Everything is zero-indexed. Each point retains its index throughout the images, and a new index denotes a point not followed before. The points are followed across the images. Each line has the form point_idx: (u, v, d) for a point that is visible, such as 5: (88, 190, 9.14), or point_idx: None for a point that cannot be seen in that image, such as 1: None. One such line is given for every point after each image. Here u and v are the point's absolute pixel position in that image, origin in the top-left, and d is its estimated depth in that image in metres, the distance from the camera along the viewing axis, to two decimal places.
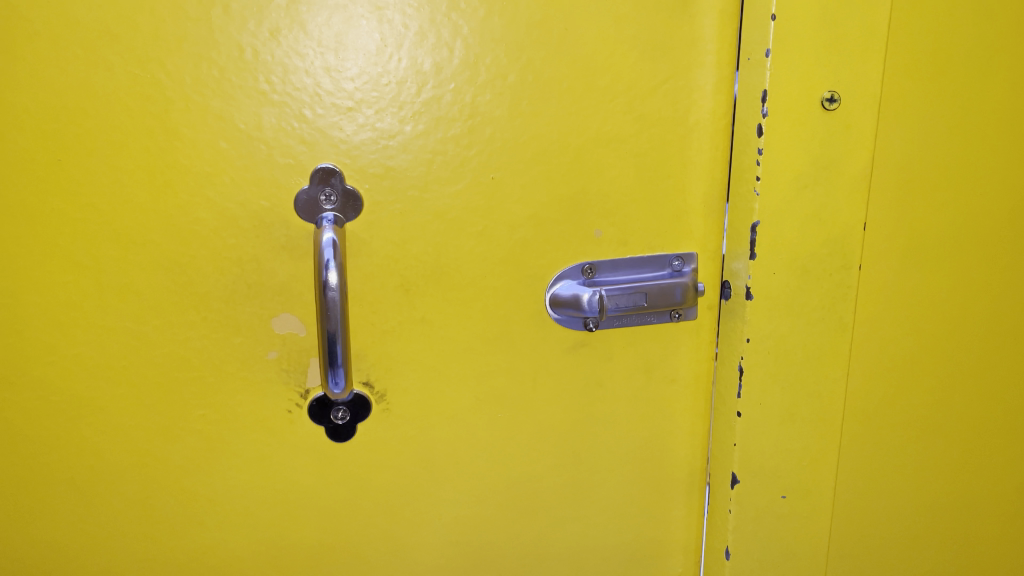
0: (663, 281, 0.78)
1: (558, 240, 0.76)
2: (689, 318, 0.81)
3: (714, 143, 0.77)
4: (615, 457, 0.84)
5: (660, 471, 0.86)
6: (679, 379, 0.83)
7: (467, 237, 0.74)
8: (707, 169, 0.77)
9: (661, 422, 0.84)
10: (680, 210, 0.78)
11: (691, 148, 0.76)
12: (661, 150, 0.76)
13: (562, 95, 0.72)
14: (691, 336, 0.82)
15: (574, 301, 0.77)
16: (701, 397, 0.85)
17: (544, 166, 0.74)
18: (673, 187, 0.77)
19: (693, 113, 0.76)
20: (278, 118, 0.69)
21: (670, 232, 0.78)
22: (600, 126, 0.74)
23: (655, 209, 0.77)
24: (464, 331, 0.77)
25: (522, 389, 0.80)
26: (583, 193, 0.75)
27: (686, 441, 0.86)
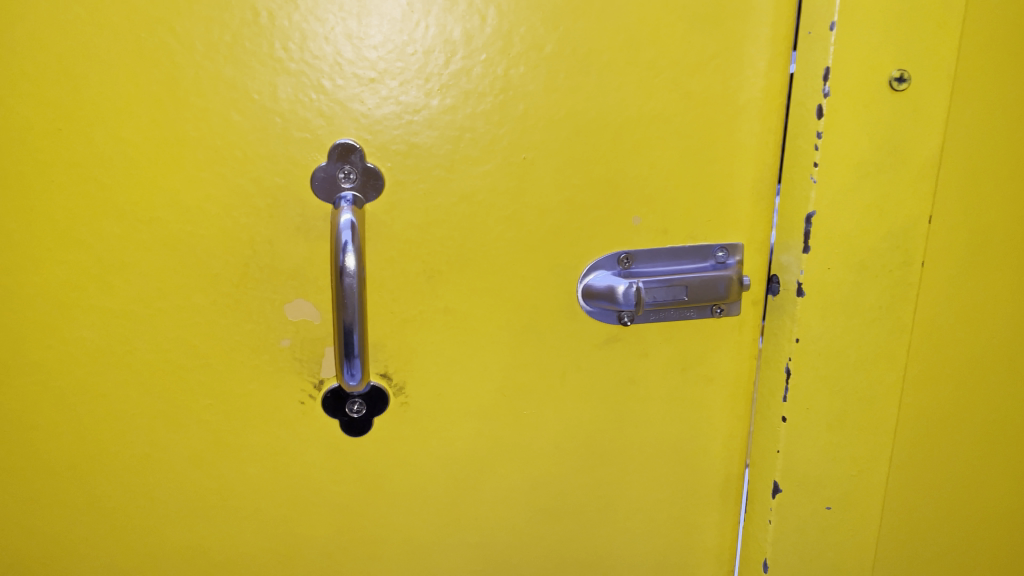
0: (706, 274, 0.72)
1: (593, 227, 0.71)
2: (733, 314, 0.75)
3: (766, 126, 0.71)
4: (646, 460, 0.79)
5: (694, 475, 0.81)
6: (718, 379, 0.77)
7: (497, 222, 0.69)
8: (758, 154, 0.71)
9: (697, 424, 0.79)
10: (726, 198, 0.72)
11: (740, 130, 0.70)
12: (708, 132, 0.70)
13: (602, 70, 0.67)
14: (734, 333, 0.76)
15: (609, 293, 0.71)
16: (741, 398, 0.79)
17: (580, 146, 0.68)
18: (719, 172, 0.71)
19: (744, 92, 0.69)
20: (295, 88, 0.63)
21: (715, 221, 0.72)
22: (643, 103, 0.68)
23: (699, 195, 0.71)
24: (490, 323, 0.72)
25: (550, 386, 0.75)
26: (622, 177, 0.70)
27: (723, 445, 0.80)
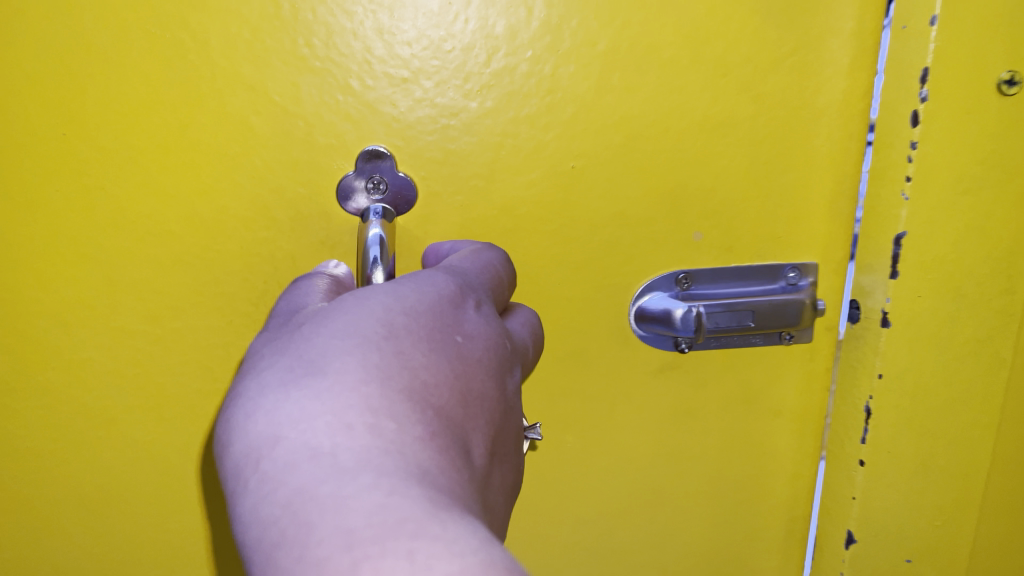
0: (774, 297, 0.65)
1: (650, 243, 0.64)
2: (803, 341, 0.67)
3: (848, 132, 0.62)
4: (701, 499, 0.72)
5: (756, 514, 0.73)
6: (784, 412, 0.70)
7: (542, 238, 0.63)
8: (838, 163, 0.63)
9: (760, 460, 0.71)
10: (800, 212, 0.64)
11: (818, 137, 0.62)
12: (780, 139, 0.62)
13: (662, 69, 0.59)
14: (803, 361, 0.68)
15: (665, 318, 0.63)
16: (810, 433, 0.71)
17: (635, 154, 0.61)
18: (793, 184, 0.63)
19: (823, 94, 0.61)
20: (319, 89, 0.57)
21: (786, 238, 0.65)
22: (708, 106, 0.61)
23: (769, 210, 0.64)
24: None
25: (596, 417, 0.68)
26: (681, 188, 0.62)
27: (788, 484, 0.73)
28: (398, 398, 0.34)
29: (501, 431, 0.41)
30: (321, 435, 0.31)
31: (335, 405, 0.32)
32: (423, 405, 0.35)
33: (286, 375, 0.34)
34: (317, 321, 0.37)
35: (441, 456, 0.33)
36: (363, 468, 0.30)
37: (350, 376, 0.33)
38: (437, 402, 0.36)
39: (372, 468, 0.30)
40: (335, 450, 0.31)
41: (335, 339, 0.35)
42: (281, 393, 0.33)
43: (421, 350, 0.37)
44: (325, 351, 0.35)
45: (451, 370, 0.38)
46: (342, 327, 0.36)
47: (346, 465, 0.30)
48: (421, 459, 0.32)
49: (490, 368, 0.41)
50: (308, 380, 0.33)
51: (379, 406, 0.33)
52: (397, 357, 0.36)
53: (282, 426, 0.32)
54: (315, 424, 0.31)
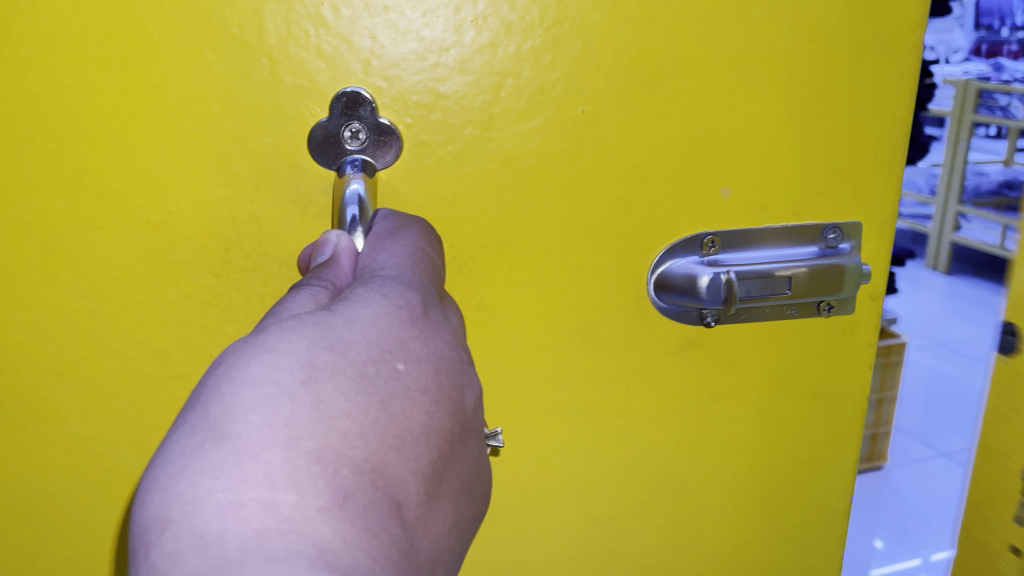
0: (813, 262, 0.57)
1: (671, 201, 0.55)
2: (844, 312, 0.60)
3: (894, 68, 0.55)
4: (729, 492, 0.64)
5: (787, 508, 0.65)
6: (819, 392, 0.62)
7: (547, 197, 0.54)
8: (882, 107, 0.56)
9: (793, 448, 0.63)
10: (840, 163, 0.56)
11: (862, 74, 0.54)
12: (821, 77, 0.54)
13: None
14: (840, 332, 0.61)
15: (690, 286, 0.56)
16: (847, 414, 0.64)
17: (655, 96, 0.53)
18: (834, 130, 0.55)
19: (868, 24, 0.53)
20: (287, 20, 0.49)
21: (824, 193, 0.57)
22: (740, 38, 0.52)
23: (806, 162, 0.56)
24: (538, 326, 0.56)
25: (610, 402, 0.59)
26: (708, 137, 0.54)
27: (821, 475, 0.65)
28: (310, 461, 0.30)
29: (448, 456, 0.38)
30: (209, 519, 0.28)
31: (232, 475, 0.29)
32: (341, 464, 0.31)
33: (186, 435, 0.30)
34: (229, 360, 0.33)
35: (358, 524, 0.30)
36: (253, 558, 0.27)
37: (252, 443, 0.30)
38: (364, 456, 0.33)
39: (264, 555, 0.27)
40: (223, 536, 0.28)
41: (244, 392, 0.31)
42: (179, 459, 0.29)
43: (344, 393, 0.33)
44: (232, 407, 0.31)
45: (380, 411, 0.34)
46: (255, 375, 0.32)
47: (233, 558, 0.27)
48: (327, 540, 0.29)
49: (431, 394, 0.38)
50: (208, 447, 0.29)
51: (284, 473, 0.30)
52: (311, 410, 0.32)
53: (171, 505, 0.28)
54: (206, 505, 0.28)
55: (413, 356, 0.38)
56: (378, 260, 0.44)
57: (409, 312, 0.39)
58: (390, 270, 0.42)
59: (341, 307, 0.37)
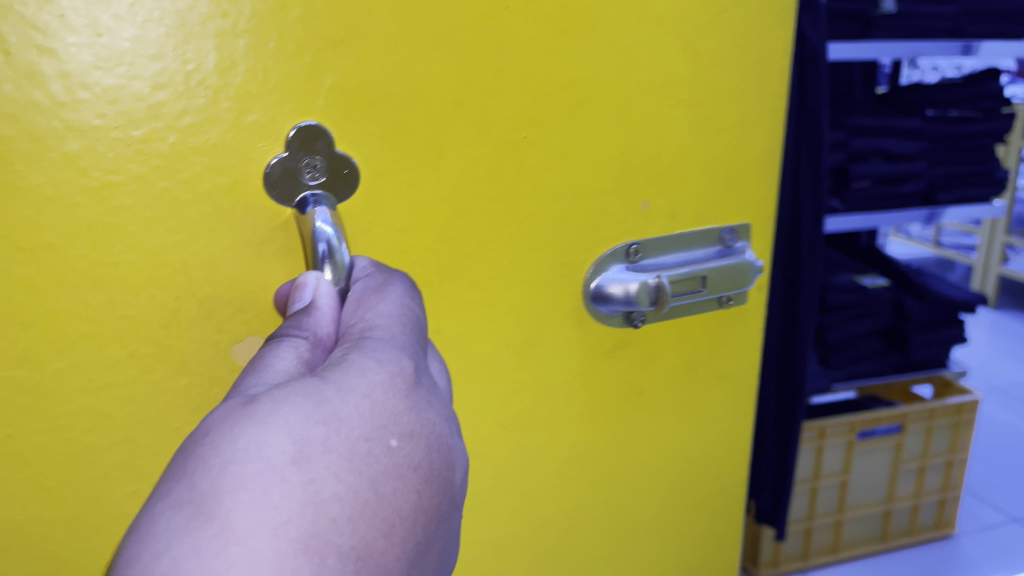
0: (719, 261, 0.64)
1: (601, 215, 0.60)
2: (741, 302, 0.68)
3: (773, 93, 0.64)
4: (653, 476, 0.70)
5: (699, 483, 0.72)
6: (722, 376, 0.70)
7: (495, 221, 0.56)
8: (761, 124, 0.64)
9: (703, 429, 0.71)
10: (733, 174, 0.64)
11: (747, 97, 0.62)
12: (716, 100, 0.61)
13: (606, 31, 0.56)
14: (737, 321, 0.69)
15: (623, 295, 0.60)
16: (743, 394, 0.72)
17: (583, 121, 0.57)
18: (727, 145, 0.63)
19: (752, 55, 0.61)
20: (246, 57, 0.47)
21: (722, 200, 0.65)
22: (651, 67, 0.58)
23: (706, 173, 0.63)
24: (488, 342, 0.59)
25: (552, 408, 0.63)
26: (628, 155, 0.59)
27: (720, 451, 0.73)
28: (295, 549, 0.28)
29: (437, 542, 0.35)
30: None
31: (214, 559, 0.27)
32: (328, 554, 0.29)
33: (172, 510, 0.28)
34: (219, 429, 0.30)
35: None
36: None
37: (241, 526, 0.28)
38: (352, 544, 0.30)
39: None
40: None
41: (235, 468, 0.29)
42: (161, 537, 0.27)
43: (337, 475, 0.31)
44: (222, 482, 0.29)
45: (372, 492, 0.32)
46: (246, 450, 0.30)
47: None
48: None
49: (424, 473, 0.35)
50: (195, 525, 0.28)
51: (270, 561, 0.28)
52: (303, 492, 0.30)
53: None
54: None
55: (409, 430, 0.35)
56: (364, 320, 0.41)
57: (401, 382, 0.36)
58: (380, 333, 0.39)
59: (332, 374, 0.34)
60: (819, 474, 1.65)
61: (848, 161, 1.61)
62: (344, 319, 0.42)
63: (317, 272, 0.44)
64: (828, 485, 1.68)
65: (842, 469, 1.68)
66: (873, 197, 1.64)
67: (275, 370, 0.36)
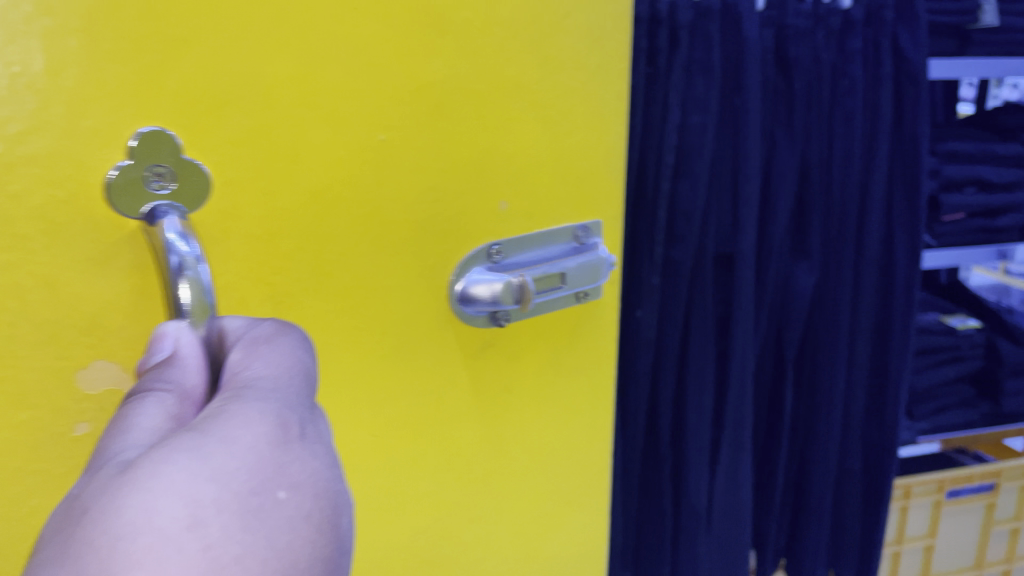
0: (577, 259, 0.67)
1: (461, 216, 0.62)
2: (596, 297, 0.72)
3: (616, 92, 0.68)
4: (535, 478, 0.71)
5: (583, 479, 0.75)
6: (590, 373, 0.73)
7: (362, 227, 0.58)
8: (606, 120, 0.68)
9: (579, 425, 0.73)
10: (586, 173, 0.68)
11: (596, 97, 0.66)
12: (565, 100, 0.64)
13: (452, 31, 0.58)
14: (596, 317, 0.72)
15: (490, 296, 0.62)
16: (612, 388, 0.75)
17: (439, 122, 0.59)
18: (580, 143, 0.66)
19: (595, 57, 0.65)
20: (78, 60, 0.46)
21: (575, 200, 0.68)
22: (502, 69, 0.60)
23: (560, 171, 0.66)
24: (355, 351, 0.60)
25: (426, 411, 0.64)
26: (484, 156, 0.62)
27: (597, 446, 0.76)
28: None
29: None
30: None
31: None
32: None
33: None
34: (94, 506, 0.28)
35: None
36: None
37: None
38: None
39: None
40: None
41: (122, 546, 0.27)
42: None
43: (241, 529, 0.29)
44: (113, 566, 0.26)
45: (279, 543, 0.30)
46: (133, 522, 0.27)
47: None
48: None
49: (331, 517, 0.33)
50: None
51: None
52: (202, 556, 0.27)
53: None
54: None
55: (306, 472, 0.34)
56: (244, 374, 0.39)
57: (285, 430, 0.34)
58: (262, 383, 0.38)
59: (211, 426, 0.32)
60: (902, 535, 1.82)
61: (939, 192, 1.57)
62: (217, 378, 0.40)
63: (175, 321, 0.42)
64: (911, 547, 1.84)
65: (925, 532, 1.85)
66: (968, 229, 1.59)
67: (148, 431, 0.33)
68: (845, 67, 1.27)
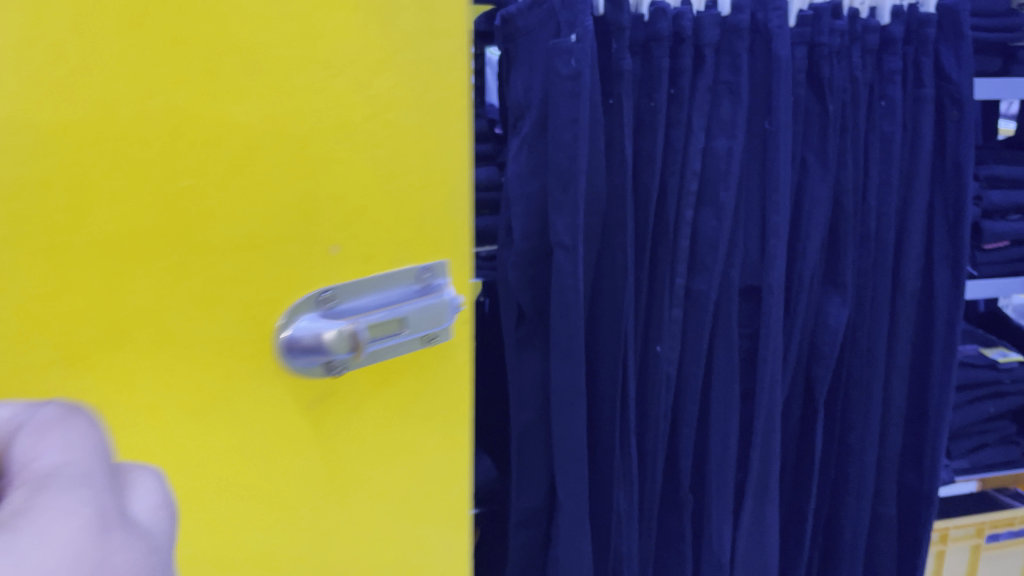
0: (416, 302, 0.66)
1: (287, 263, 0.60)
2: (443, 338, 0.71)
3: (454, 128, 0.68)
4: (383, 521, 0.70)
5: (435, 519, 0.74)
6: (435, 413, 0.72)
7: (171, 279, 0.55)
8: (444, 159, 0.68)
9: (428, 466, 0.72)
10: (426, 213, 0.67)
11: (432, 135, 0.66)
12: (398, 139, 0.64)
13: (269, 69, 0.56)
14: (442, 356, 0.72)
15: (317, 342, 0.60)
16: (462, 425, 0.75)
17: (257, 167, 0.57)
18: (415, 182, 0.66)
19: (432, 93, 0.65)
20: None
21: (414, 241, 0.67)
22: (327, 108, 0.59)
23: (395, 213, 0.65)
24: (163, 416, 0.56)
25: (256, 466, 0.61)
26: (310, 201, 0.60)
27: (448, 486, 0.75)
28: None
29: None
30: None
31: None
32: None
33: None
34: None
35: None
36: None
37: None
38: None
39: None
40: None
41: None
42: None
43: None
44: None
45: None
46: None
47: None
48: None
49: None
50: None
51: None
52: None
53: None
54: None
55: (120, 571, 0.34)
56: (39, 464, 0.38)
57: (99, 523, 0.35)
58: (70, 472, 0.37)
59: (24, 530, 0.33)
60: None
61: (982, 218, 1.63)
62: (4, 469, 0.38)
63: None
64: None
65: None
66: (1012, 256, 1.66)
67: None
68: (882, 90, 1.50)
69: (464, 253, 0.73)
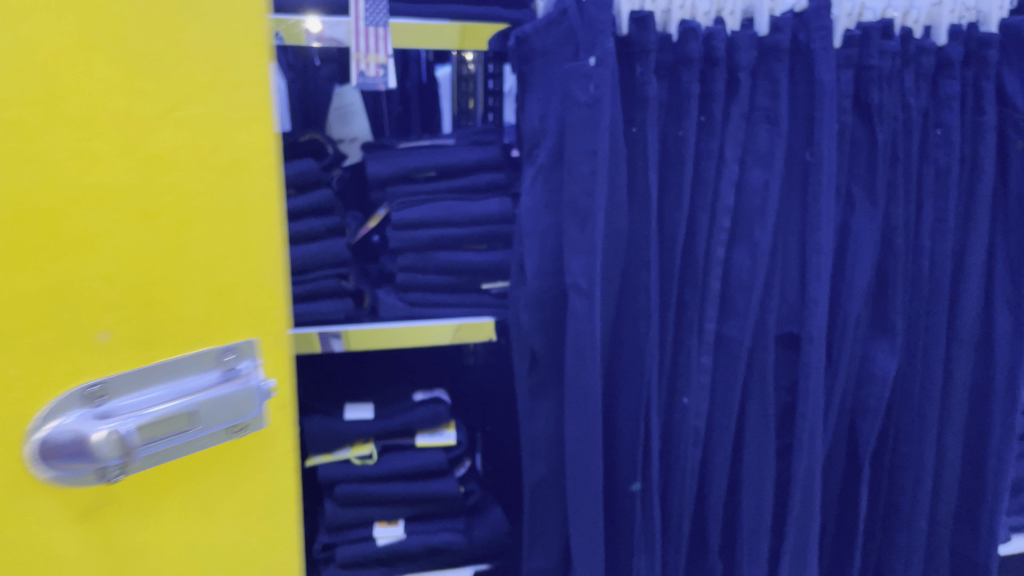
0: (203, 398, 0.97)
1: (36, 377, 0.86)
2: (212, 432, 0.99)
3: (211, 274, 0.99)
4: (180, 558, 1.02)
5: (220, 553, 1.07)
6: (185, 482, 1.01)
7: (15, 353, 0.84)
8: (215, 294, 1.00)
9: (194, 520, 1.03)
10: (167, 330, 0.96)
11: (190, 276, 0.97)
12: (142, 272, 0.92)
13: (29, 217, 0.82)
14: (187, 440, 0.96)
15: (82, 439, 0.87)
16: (225, 488, 1.06)
17: (16, 308, 0.83)
18: (164, 316, 0.95)
19: (147, 225, 0.92)
20: None
21: (193, 351, 0.99)
22: (57, 234, 0.84)
23: (141, 331, 0.93)
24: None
25: (43, 523, 0.89)
26: (41, 329, 0.85)
27: (233, 529, 1.08)
28: None
29: None
30: None
31: None
32: None
33: None
34: None
35: None
36: None
37: None
38: None
39: None
40: None
41: None
42: None
43: None
44: None
45: None
46: None
47: None
48: None
49: None
50: None
51: None
52: None
53: None
54: None
55: None
56: None
57: None
58: None
59: None
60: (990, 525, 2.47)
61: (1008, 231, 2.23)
62: None
63: None
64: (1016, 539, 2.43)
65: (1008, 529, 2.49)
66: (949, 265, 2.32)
67: None
68: (936, 120, 2.35)
69: (283, 332, 1.10)
